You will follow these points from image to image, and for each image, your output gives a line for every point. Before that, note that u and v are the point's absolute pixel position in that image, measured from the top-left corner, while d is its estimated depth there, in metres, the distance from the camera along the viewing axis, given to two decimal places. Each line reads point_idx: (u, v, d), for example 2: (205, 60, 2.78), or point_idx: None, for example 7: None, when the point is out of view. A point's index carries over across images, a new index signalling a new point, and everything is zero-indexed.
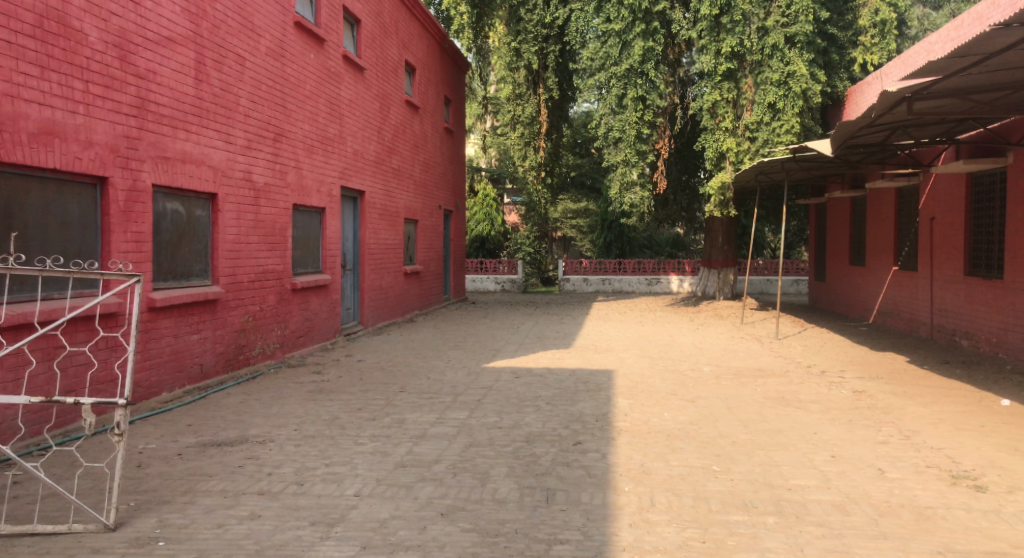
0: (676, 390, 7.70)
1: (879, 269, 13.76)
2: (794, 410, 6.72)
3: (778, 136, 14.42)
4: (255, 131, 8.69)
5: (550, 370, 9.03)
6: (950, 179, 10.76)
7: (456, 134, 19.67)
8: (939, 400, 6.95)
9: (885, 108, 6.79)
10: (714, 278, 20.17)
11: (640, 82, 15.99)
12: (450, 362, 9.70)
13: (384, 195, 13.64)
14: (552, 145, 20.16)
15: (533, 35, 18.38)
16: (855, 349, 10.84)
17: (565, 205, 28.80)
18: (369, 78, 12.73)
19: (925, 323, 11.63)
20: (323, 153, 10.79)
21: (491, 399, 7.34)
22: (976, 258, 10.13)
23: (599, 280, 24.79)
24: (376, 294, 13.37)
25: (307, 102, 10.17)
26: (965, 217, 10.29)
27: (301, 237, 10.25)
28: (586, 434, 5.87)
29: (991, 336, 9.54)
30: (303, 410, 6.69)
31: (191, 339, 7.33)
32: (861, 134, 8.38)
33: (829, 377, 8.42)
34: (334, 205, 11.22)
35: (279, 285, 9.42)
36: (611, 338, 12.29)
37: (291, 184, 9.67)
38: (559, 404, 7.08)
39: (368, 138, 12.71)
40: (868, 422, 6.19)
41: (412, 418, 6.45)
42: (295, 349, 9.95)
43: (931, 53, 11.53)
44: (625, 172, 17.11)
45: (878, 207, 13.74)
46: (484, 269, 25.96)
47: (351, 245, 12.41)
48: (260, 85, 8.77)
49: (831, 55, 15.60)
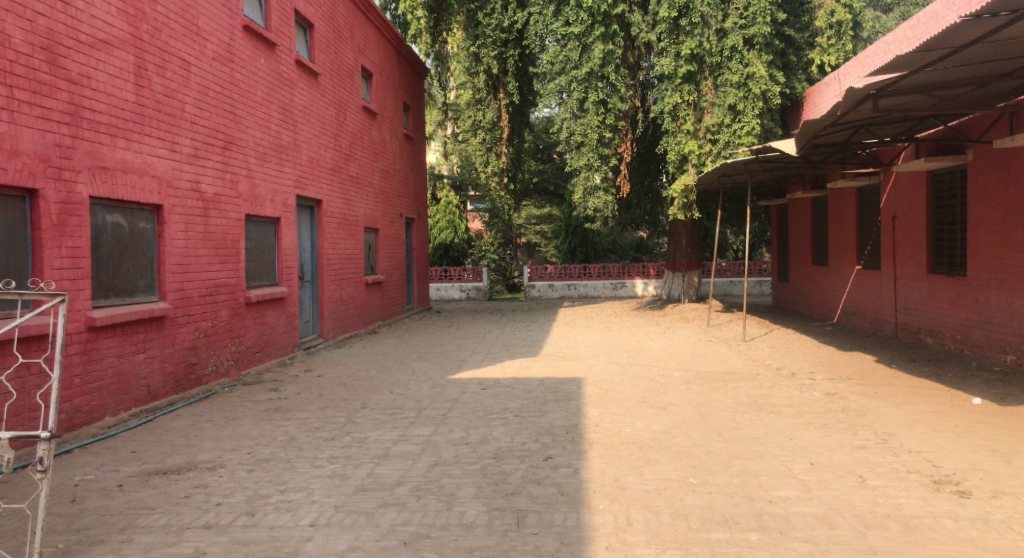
0: (648, 398, 7.51)
1: (842, 269, 13.84)
2: (768, 415, 6.57)
3: (739, 137, 14.42)
4: (203, 139, 8.30)
5: (518, 380, 8.78)
6: (910, 177, 10.84)
7: (416, 141, 19.36)
8: (912, 400, 6.88)
9: (850, 106, 6.74)
10: (679, 281, 20.17)
11: (600, 85, 15.90)
12: (414, 375, 9.38)
13: (342, 204, 13.27)
14: (514, 150, 20.00)
15: (491, 39, 18.19)
16: (822, 349, 10.82)
17: (528, 211, 28.68)
18: (324, 83, 12.37)
19: (890, 321, 11.69)
20: (277, 161, 10.40)
21: (457, 413, 7.05)
22: (938, 255, 10.19)
23: (564, 286, 24.66)
24: (337, 306, 12.98)
25: (259, 109, 9.79)
26: (927, 215, 10.35)
27: (255, 248, 9.85)
28: (557, 448, 5.63)
29: (956, 332, 9.59)
30: (257, 431, 6.31)
31: (136, 359, 6.89)
32: (825, 133, 8.34)
33: (799, 379, 8.34)
34: (290, 215, 10.82)
35: (233, 299, 9.01)
36: (578, 345, 12.09)
37: (242, 194, 9.26)
38: (528, 416, 6.82)
39: (324, 146, 12.33)
40: (844, 425, 6.06)
41: (374, 437, 6.14)
42: (251, 365, 9.53)
43: (888, 52, 11.64)
44: (588, 176, 17.01)
45: (839, 207, 13.82)
46: (448, 277, 25.61)
47: (309, 255, 12.01)
48: (207, 90, 8.38)
49: (789, 57, 15.68)
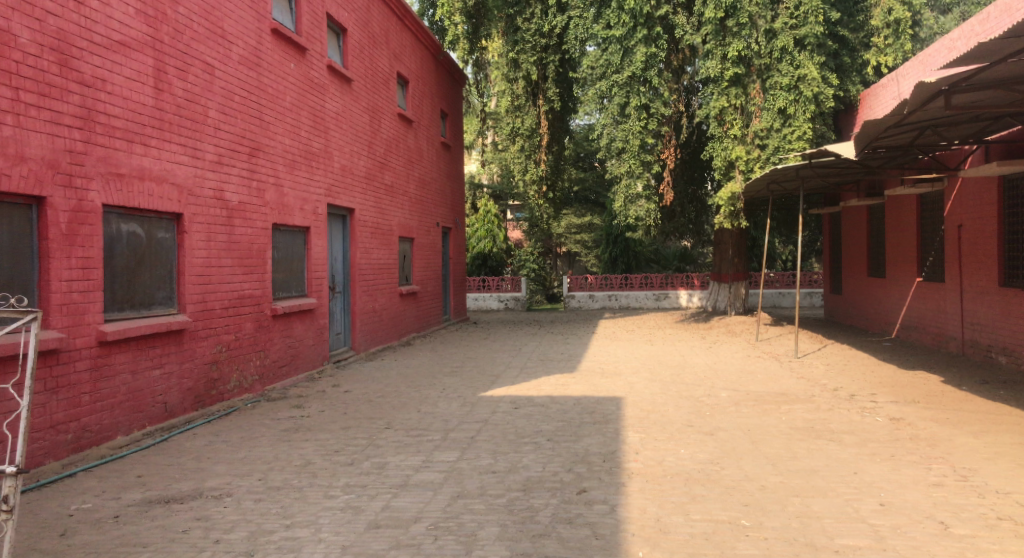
0: (692, 421, 6.93)
1: (901, 282, 12.98)
2: (827, 443, 5.94)
3: (789, 142, 13.73)
4: (228, 145, 8.06)
5: (552, 399, 8.27)
6: (978, 183, 10.02)
7: (453, 149, 19.08)
8: (993, 429, 6.14)
9: (919, 104, 6.09)
10: (725, 292, 19.39)
11: (642, 90, 15.35)
12: (444, 391, 8.94)
13: (376, 213, 12.98)
14: (553, 158, 19.54)
15: (530, 45, 17.77)
16: (882, 368, 10.04)
17: (568, 220, 28.17)
18: (357, 90, 12.11)
19: (956, 338, 10.83)
20: (306, 168, 10.13)
21: (486, 436, 6.57)
22: (1012, 267, 9.35)
23: (605, 297, 24.05)
24: (369, 317, 12.66)
25: (288, 115, 9.55)
26: (998, 223, 9.52)
27: (282, 258, 9.57)
28: (593, 479, 5.11)
29: None
30: (273, 454, 5.94)
31: (152, 374, 6.61)
32: (886, 135, 7.68)
33: (859, 402, 7.63)
34: (320, 224, 10.54)
35: (258, 311, 8.73)
36: (618, 360, 11.51)
37: (268, 202, 8.98)
38: (562, 440, 6.30)
39: (357, 153, 12.05)
40: (917, 458, 5.38)
41: (395, 462, 5.70)
42: (277, 380, 9.22)
43: (953, 49, 10.82)
44: (630, 184, 16.42)
45: (897, 215, 12.99)
46: (486, 287, 25.20)
47: (340, 266, 11.73)
48: (233, 95, 8.15)
49: (842, 58, 14.85)
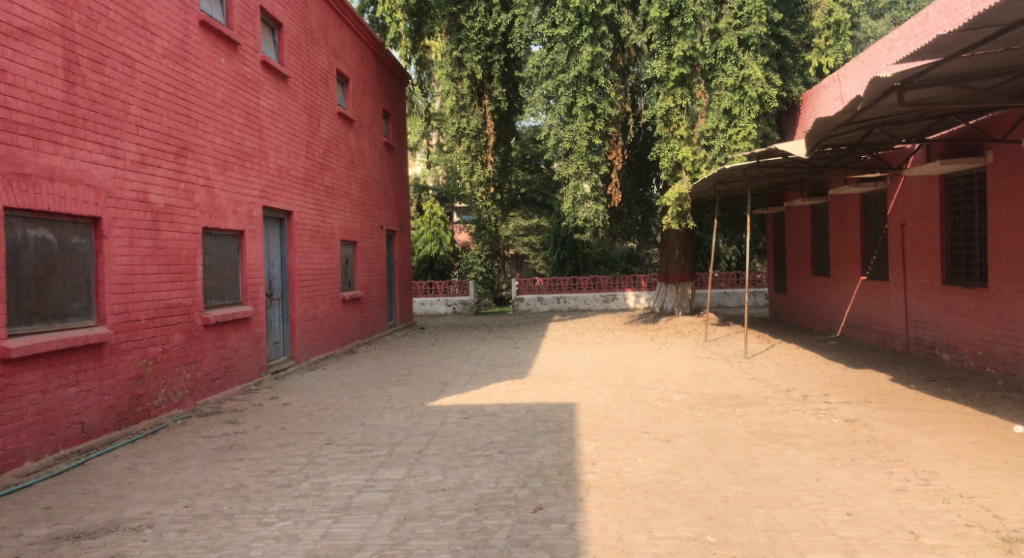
0: (649, 428, 6.73)
1: (845, 280, 13.17)
2: (786, 448, 5.81)
3: (735, 143, 13.83)
4: (152, 144, 7.50)
5: (504, 407, 7.96)
6: (921, 181, 10.17)
7: (397, 150, 18.65)
8: (947, 429, 6.11)
9: (873, 99, 6.04)
10: (672, 292, 19.47)
11: (589, 89, 15.18)
12: (390, 401, 8.54)
13: (316, 215, 12.45)
14: (500, 159, 19.24)
15: (475, 43, 17.52)
16: (831, 366, 10.08)
17: (516, 222, 27.96)
18: (294, 87, 11.59)
19: (900, 336, 10.99)
20: (239, 169, 9.59)
21: (436, 449, 6.20)
22: (954, 265, 9.50)
23: (554, 299, 23.90)
24: (310, 325, 12.12)
25: (219, 112, 9.00)
26: (941, 221, 9.67)
27: (214, 264, 9.00)
28: (550, 495, 4.81)
29: (976, 348, 8.88)
30: (202, 477, 5.44)
31: (67, 393, 6.03)
32: (835, 133, 7.68)
33: (813, 403, 7.56)
34: (255, 228, 10.00)
35: (188, 321, 8.17)
36: (570, 364, 11.28)
37: (198, 204, 8.43)
38: (515, 453, 5.99)
39: (295, 153, 11.53)
40: (878, 461, 5.27)
41: (337, 483, 5.28)
42: (210, 393, 8.65)
43: (893, 50, 11.00)
44: (577, 185, 16.27)
45: (841, 214, 13.19)
46: (433, 291, 24.73)
47: (278, 271, 11.18)
48: (157, 90, 7.59)
49: (785, 59, 15.06)
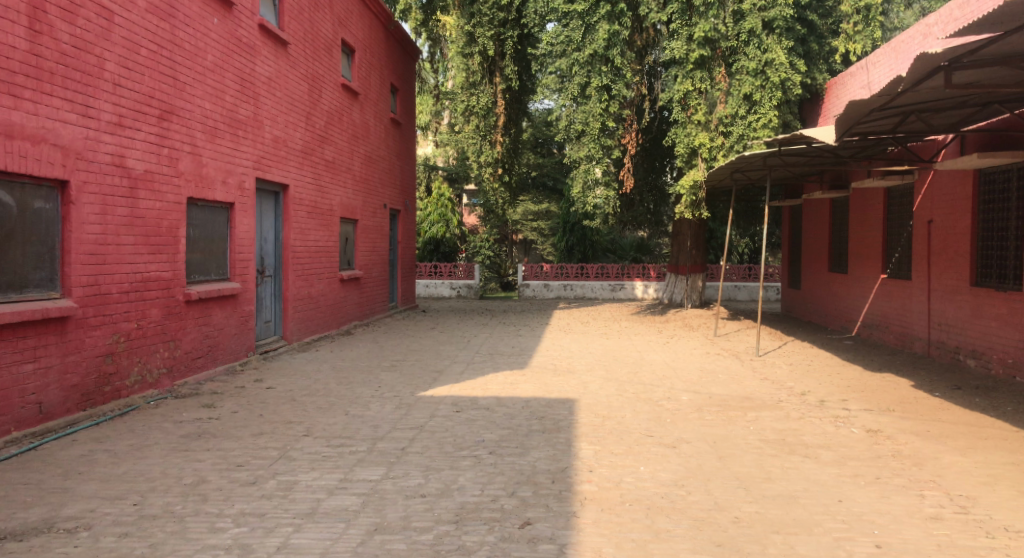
0: (652, 430, 6.22)
1: (863, 278, 12.59)
2: (803, 461, 5.29)
3: (754, 130, 13.17)
4: (132, 104, 6.97)
5: (499, 400, 7.47)
6: (952, 176, 9.55)
7: (405, 126, 18.09)
8: (980, 446, 5.55)
9: (915, 81, 5.45)
10: (681, 283, 18.89)
11: (604, 69, 14.55)
12: (378, 389, 8.06)
13: (314, 190, 11.92)
14: (510, 140, 18.47)
15: (488, 18, 16.85)
16: (847, 369, 9.52)
17: (525, 206, 27.48)
18: (294, 55, 11.02)
19: (922, 339, 10.40)
20: (230, 137, 9.06)
21: (420, 447, 5.70)
22: (985, 266, 8.89)
23: (560, 286, 23.36)
24: (303, 304, 11.63)
25: (210, 76, 8.46)
26: (973, 219, 9.05)
27: (199, 237, 8.50)
28: (539, 509, 4.30)
29: (1006, 356, 8.29)
30: (161, 469, 4.97)
31: (23, 370, 5.56)
32: (869, 120, 7.07)
33: (831, 409, 7.02)
34: (246, 201, 9.49)
35: (168, 296, 7.69)
36: (572, 356, 10.76)
37: (182, 173, 7.91)
38: (506, 454, 5.49)
39: (293, 124, 10.99)
40: (906, 482, 4.72)
41: (306, 483, 4.79)
42: (191, 373, 8.20)
43: (929, 36, 10.18)
44: (588, 169, 15.64)
45: (862, 208, 12.57)
46: (438, 273, 24.16)
47: (271, 247, 10.69)
48: (138, 48, 7.05)
49: (810, 44, 14.33)
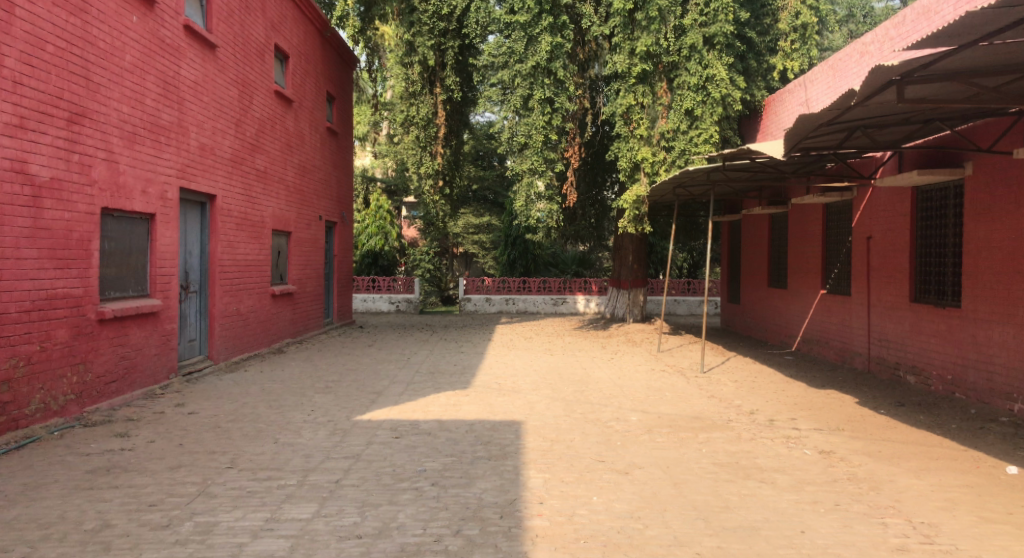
0: (604, 455, 5.95)
1: (803, 293, 12.73)
2: (760, 486, 5.10)
3: (695, 146, 13.23)
4: (35, 105, 6.33)
5: (442, 424, 7.08)
6: (889, 193, 9.71)
7: (342, 136, 17.53)
8: (932, 466, 5.49)
9: (867, 96, 5.43)
10: (623, 298, 18.86)
11: (546, 82, 14.42)
12: (312, 414, 7.55)
13: (243, 201, 11.28)
14: (451, 152, 18.09)
15: (428, 27, 16.44)
16: (792, 386, 9.50)
17: (466, 219, 27.08)
18: (223, 58, 10.42)
19: (862, 354, 10.51)
20: (151, 143, 8.43)
21: (356, 479, 5.26)
22: (924, 282, 9.03)
23: (502, 300, 23.07)
24: (231, 322, 10.96)
25: (128, 78, 7.84)
26: (911, 236, 9.19)
27: (115, 251, 7.82)
28: (487, 549, 3.93)
29: (946, 372, 8.39)
30: (58, 513, 4.39)
31: None
32: (817, 134, 7.06)
33: (781, 428, 6.91)
34: (169, 212, 8.85)
35: (78, 315, 6.99)
36: (517, 374, 10.45)
37: (97, 181, 7.27)
38: (450, 486, 5.10)
39: (221, 131, 10.38)
40: (867, 509, 4.57)
41: (228, 525, 4.29)
42: (106, 398, 7.49)
43: (865, 54, 10.40)
44: (531, 182, 15.44)
45: (801, 224, 12.75)
46: (377, 287, 23.50)
47: (195, 261, 10.01)
48: (44, 43, 6.43)
49: (749, 61, 14.51)
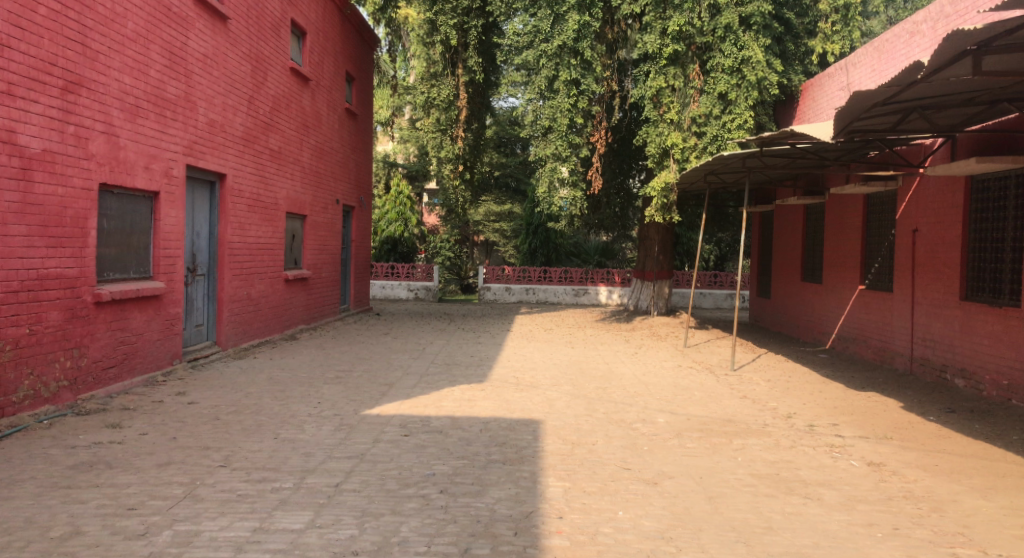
0: (630, 461, 5.44)
1: (839, 288, 12.07)
2: (805, 503, 4.57)
3: (729, 131, 12.57)
4: (25, 70, 5.91)
5: (454, 421, 6.61)
6: (940, 182, 9.03)
7: (361, 118, 17.06)
8: (998, 486, 4.91)
9: (937, 69, 4.84)
10: (648, 290, 18.25)
11: (573, 62, 13.81)
12: (318, 406, 7.12)
13: (255, 182, 10.86)
14: (472, 137, 17.59)
15: (451, 5, 15.87)
16: (829, 387, 8.90)
17: (487, 206, 26.48)
18: (235, 31, 9.98)
19: (904, 354, 9.86)
20: (156, 117, 8.01)
21: (357, 484, 4.79)
22: (977, 280, 8.36)
23: (522, 290, 22.56)
24: (241, 306, 10.57)
25: (131, 46, 7.41)
26: (964, 229, 8.52)
27: (115, 230, 7.43)
28: None
29: (1001, 377, 7.74)
30: (26, 516, 3.96)
31: None
32: (868, 116, 6.45)
33: (823, 435, 6.34)
34: (175, 190, 8.45)
35: (72, 297, 6.61)
36: (536, 367, 9.94)
37: (95, 155, 6.86)
38: (459, 494, 4.61)
39: (232, 108, 9.96)
40: (931, 535, 4.01)
41: (210, 535, 3.82)
42: (102, 384, 7.10)
43: (918, 33, 9.63)
44: (555, 168, 14.82)
45: (839, 216, 12.08)
46: (395, 274, 23.11)
47: (203, 243, 9.61)
48: (36, 5, 6.01)
49: (786, 44, 13.82)
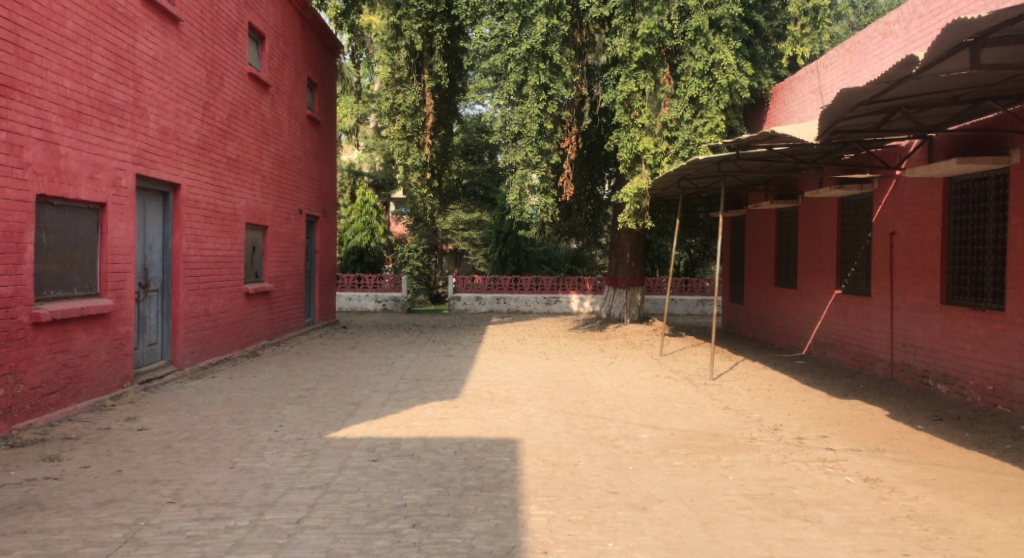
0: (615, 484, 5.10)
1: (814, 293, 11.93)
2: (807, 527, 4.25)
3: (700, 135, 12.47)
4: None
5: (426, 443, 6.20)
6: (917, 184, 8.90)
7: (324, 125, 16.56)
8: (1002, 502, 4.66)
9: (930, 64, 4.63)
10: (621, 297, 18.00)
11: (542, 67, 13.55)
12: (280, 430, 6.65)
13: (212, 192, 10.33)
14: (439, 144, 17.18)
15: (415, 9, 15.57)
16: (810, 395, 8.69)
17: (455, 214, 25.82)
18: (188, 33, 9.48)
19: (884, 360, 9.71)
20: (102, 123, 7.50)
21: (321, 519, 4.36)
22: (957, 283, 8.23)
23: (493, 299, 22.19)
24: (198, 323, 10.02)
25: (71, 47, 6.91)
26: (943, 232, 8.39)
27: (56, 244, 6.89)
28: None
29: (986, 382, 7.58)
30: None
31: None
32: (852, 115, 6.25)
33: (813, 449, 6.07)
34: (123, 201, 7.92)
35: (6, 318, 6.06)
36: (510, 381, 9.57)
37: (31, 163, 6.34)
38: (434, 528, 4.21)
39: (186, 114, 9.45)
40: None
41: None
42: (42, 412, 6.53)
43: (890, 35, 9.51)
44: (525, 174, 14.58)
45: (813, 220, 11.95)
46: (362, 285, 22.52)
47: (156, 257, 9.06)
48: None
49: (756, 47, 13.61)
